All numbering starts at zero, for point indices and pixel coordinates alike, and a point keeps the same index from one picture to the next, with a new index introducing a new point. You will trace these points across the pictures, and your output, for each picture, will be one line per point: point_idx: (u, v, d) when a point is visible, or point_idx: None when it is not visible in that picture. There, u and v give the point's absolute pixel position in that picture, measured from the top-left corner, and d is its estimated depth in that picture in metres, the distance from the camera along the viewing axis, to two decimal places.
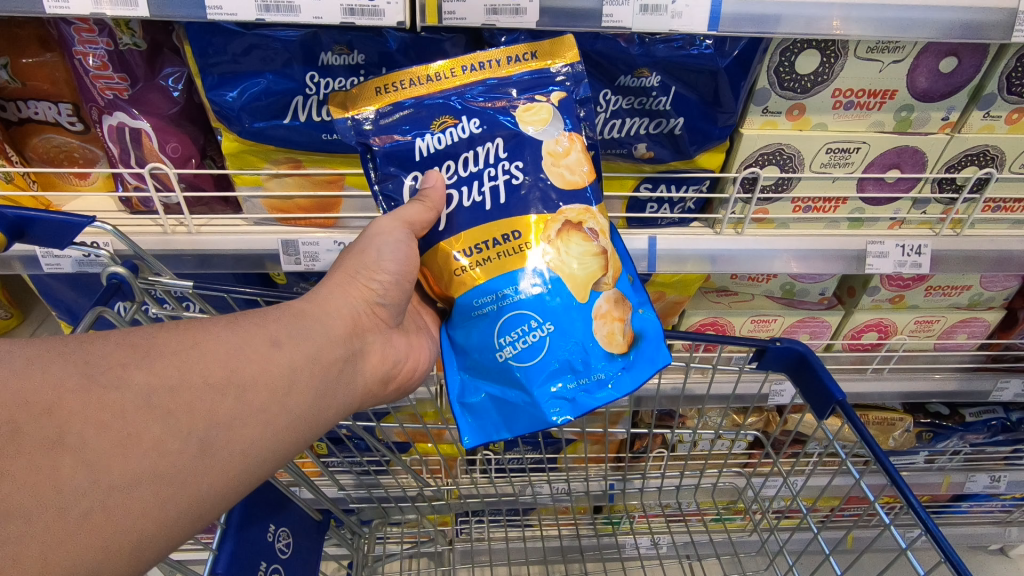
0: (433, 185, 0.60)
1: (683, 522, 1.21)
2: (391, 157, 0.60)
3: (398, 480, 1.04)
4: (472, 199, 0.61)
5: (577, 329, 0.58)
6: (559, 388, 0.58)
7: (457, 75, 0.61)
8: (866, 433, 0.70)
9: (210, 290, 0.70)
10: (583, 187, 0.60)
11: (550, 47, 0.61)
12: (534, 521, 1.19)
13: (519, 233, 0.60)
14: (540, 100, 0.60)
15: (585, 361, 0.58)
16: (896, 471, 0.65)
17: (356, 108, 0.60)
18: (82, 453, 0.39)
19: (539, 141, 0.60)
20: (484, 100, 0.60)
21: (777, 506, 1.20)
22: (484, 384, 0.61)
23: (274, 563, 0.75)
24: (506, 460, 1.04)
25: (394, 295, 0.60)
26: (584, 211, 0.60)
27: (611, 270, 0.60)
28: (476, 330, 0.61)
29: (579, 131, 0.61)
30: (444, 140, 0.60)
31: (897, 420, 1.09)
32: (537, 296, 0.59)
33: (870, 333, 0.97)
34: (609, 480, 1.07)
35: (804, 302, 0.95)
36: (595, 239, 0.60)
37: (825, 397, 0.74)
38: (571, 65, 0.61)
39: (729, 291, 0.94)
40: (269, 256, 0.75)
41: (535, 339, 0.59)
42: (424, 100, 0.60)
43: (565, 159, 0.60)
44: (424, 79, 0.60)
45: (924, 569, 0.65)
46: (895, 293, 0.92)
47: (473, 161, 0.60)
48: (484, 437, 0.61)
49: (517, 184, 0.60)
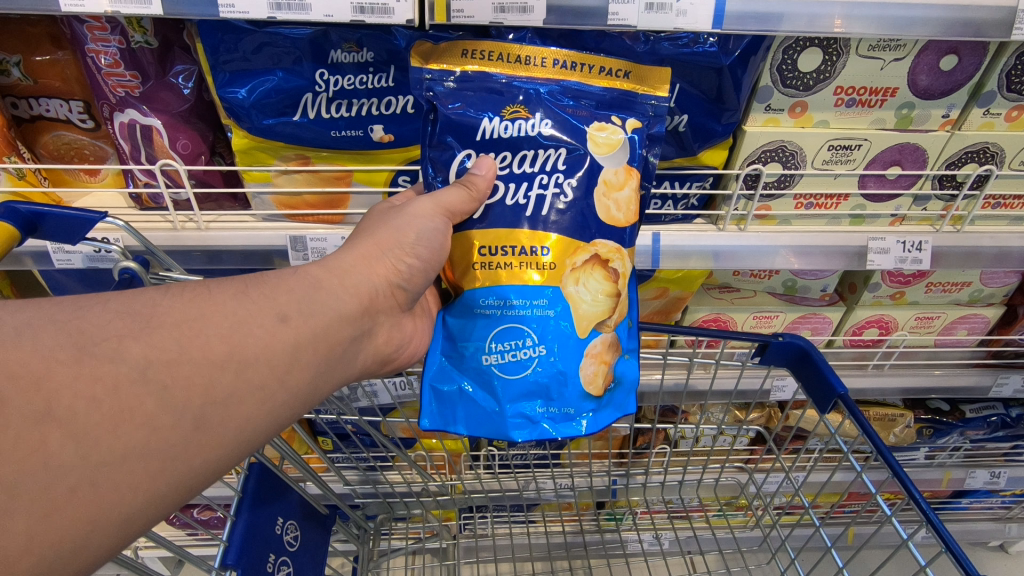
0: (484, 172, 0.59)
1: (685, 518, 1.22)
2: (450, 126, 0.60)
3: (403, 475, 1.05)
4: (515, 199, 0.61)
5: (565, 359, 0.60)
6: (528, 408, 0.61)
7: (542, 66, 0.62)
8: (868, 427, 0.70)
9: None
10: (623, 227, 0.61)
11: (637, 74, 0.63)
12: (537, 517, 1.20)
13: (552, 244, 0.60)
14: (614, 124, 0.61)
15: (561, 393, 0.60)
16: (898, 464, 0.66)
17: (433, 65, 0.61)
18: (70, 425, 0.38)
19: (600, 162, 0.61)
20: (559, 104, 0.61)
21: (779, 502, 1.21)
22: (461, 376, 0.63)
23: (282, 555, 0.76)
24: (510, 456, 1.05)
25: (417, 279, 0.59)
26: (615, 250, 0.61)
27: (616, 314, 0.62)
28: (473, 327, 0.62)
29: (637, 168, 0.62)
30: (511, 129, 0.60)
31: (898, 416, 1.10)
32: (540, 316, 0.60)
33: (871, 329, 0.98)
34: (612, 476, 1.08)
35: (806, 299, 0.96)
36: (615, 280, 0.61)
37: (826, 392, 0.75)
38: (657, 99, 0.63)
39: (730, 287, 0.95)
40: (277, 252, 0.75)
41: (524, 357, 0.60)
42: (501, 87, 0.61)
43: (617, 192, 0.61)
44: (511, 61, 0.61)
45: (925, 559, 0.65)
46: (896, 289, 0.93)
47: (530, 161, 0.60)
48: (444, 424, 0.63)
49: (562, 203, 0.60)
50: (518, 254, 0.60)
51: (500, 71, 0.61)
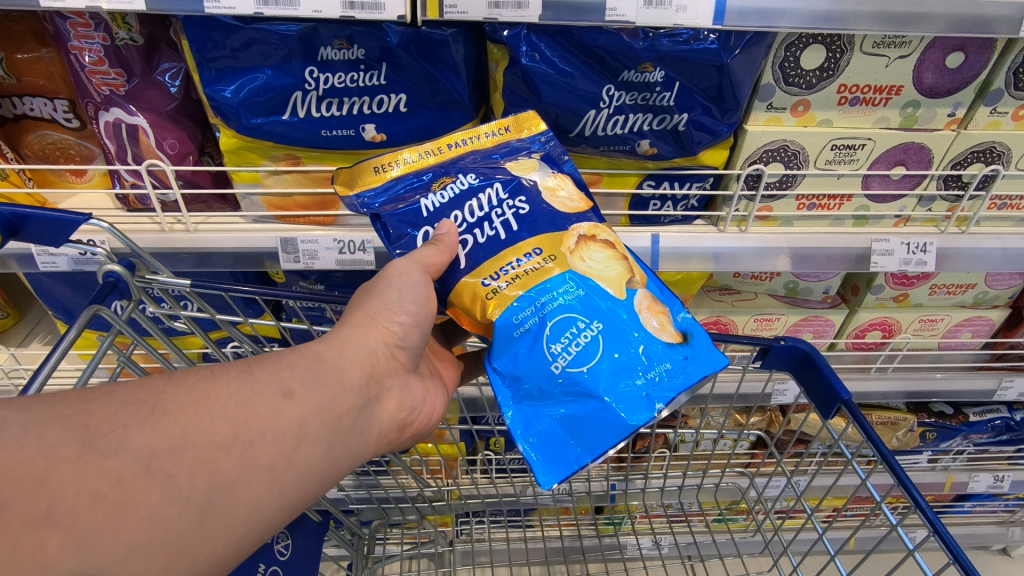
0: (446, 230, 0.58)
1: (684, 522, 1.20)
2: (399, 218, 0.60)
3: (398, 480, 1.03)
4: (487, 234, 0.60)
5: (630, 324, 0.55)
6: (633, 385, 0.54)
7: (445, 150, 0.62)
8: (871, 432, 0.69)
9: (209, 289, 0.70)
10: (586, 211, 0.62)
11: (515, 122, 0.64)
12: (535, 522, 1.18)
13: (538, 246, 0.59)
14: (524, 155, 0.63)
15: (650, 351, 0.54)
16: (902, 471, 0.64)
17: (361, 184, 0.60)
18: (72, 529, 0.36)
19: (536, 186, 0.61)
20: (479, 163, 0.62)
21: (780, 506, 1.19)
22: (548, 408, 0.56)
23: (271, 563, 0.76)
24: (507, 459, 1.03)
25: (415, 337, 0.57)
26: (594, 227, 0.60)
27: (637, 272, 0.59)
28: (522, 350, 0.56)
29: (565, 172, 0.64)
30: (447, 195, 0.60)
31: (901, 419, 1.09)
32: (577, 299, 0.56)
33: (874, 332, 0.96)
34: (611, 480, 1.06)
35: (808, 301, 0.94)
36: (614, 247, 0.59)
37: (830, 396, 0.73)
38: (543, 133, 0.64)
39: (732, 290, 0.94)
40: (268, 254, 0.74)
41: (588, 340, 0.55)
42: (411, 176, 0.61)
43: (561, 194, 0.62)
44: (417, 155, 0.62)
45: (931, 569, 0.63)
46: (900, 291, 0.92)
47: (479, 207, 0.60)
48: (568, 469, 0.54)
49: (526, 213, 0.60)
50: (512, 279, 0.58)
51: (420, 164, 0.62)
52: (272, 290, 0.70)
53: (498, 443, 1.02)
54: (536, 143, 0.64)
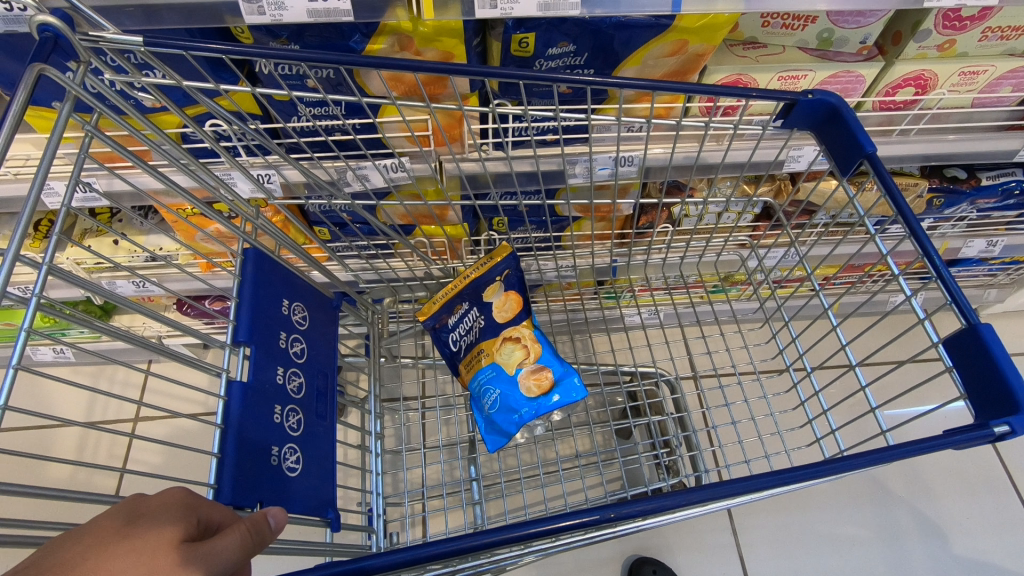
0: (437, 318, 0.99)
1: (682, 293, 1.26)
2: (436, 334, 1.00)
3: (405, 260, 1.04)
4: (467, 320, 1.00)
5: (513, 388, 0.95)
6: (518, 418, 0.93)
7: (462, 277, 0.98)
8: (893, 187, 0.68)
9: (165, 48, 0.60)
10: (512, 317, 1.00)
11: (492, 254, 0.98)
12: (540, 298, 1.23)
13: (497, 322, 1.00)
14: (494, 281, 0.99)
15: (537, 403, 0.93)
16: (919, 227, 0.65)
17: (433, 299, 0.98)
18: None
19: (494, 304, 1.00)
20: (470, 289, 0.99)
21: (776, 276, 1.23)
22: (492, 415, 0.95)
23: (293, 334, 0.78)
24: (512, 239, 1.03)
25: (118, 526, 0.43)
26: (515, 327, 0.99)
27: (531, 354, 0.97)
28: (485, 394, 0.96)
29: (510, 290, 1.00)
30: (458, 319, 1.00)
31: (913, 185, 1.05)
32: (501, 372, 0.96)
33: (907, 90, 0.88)
34: (614, 256, 1.07)
35: (841, 54, 0.84)
36: (519, 339, 0.98)
37: (852, 152, 0.70)
38: (510, 259, 0.99)
39: (757, 43, 0.84)
40: (226, 7, 0.63)
41: (493, 396, 0.95)
42: (448, 303, 0.99)
43: (502, 306, 1.00)
44: (446, 288, 0.98)
45: (926, 314, 0.66)
46: (947, 38, 0.81)
47: (464, 310, 1.00)
48: (499, 441, 0.95)
49: (482, 322, 1.00)
50: (485, 358, 0.98)
51: (454, 286, 0.98)
52: (238, 44, 0.60)
53: (502, 224, 1.01)
54: (499, 270, 0.99)
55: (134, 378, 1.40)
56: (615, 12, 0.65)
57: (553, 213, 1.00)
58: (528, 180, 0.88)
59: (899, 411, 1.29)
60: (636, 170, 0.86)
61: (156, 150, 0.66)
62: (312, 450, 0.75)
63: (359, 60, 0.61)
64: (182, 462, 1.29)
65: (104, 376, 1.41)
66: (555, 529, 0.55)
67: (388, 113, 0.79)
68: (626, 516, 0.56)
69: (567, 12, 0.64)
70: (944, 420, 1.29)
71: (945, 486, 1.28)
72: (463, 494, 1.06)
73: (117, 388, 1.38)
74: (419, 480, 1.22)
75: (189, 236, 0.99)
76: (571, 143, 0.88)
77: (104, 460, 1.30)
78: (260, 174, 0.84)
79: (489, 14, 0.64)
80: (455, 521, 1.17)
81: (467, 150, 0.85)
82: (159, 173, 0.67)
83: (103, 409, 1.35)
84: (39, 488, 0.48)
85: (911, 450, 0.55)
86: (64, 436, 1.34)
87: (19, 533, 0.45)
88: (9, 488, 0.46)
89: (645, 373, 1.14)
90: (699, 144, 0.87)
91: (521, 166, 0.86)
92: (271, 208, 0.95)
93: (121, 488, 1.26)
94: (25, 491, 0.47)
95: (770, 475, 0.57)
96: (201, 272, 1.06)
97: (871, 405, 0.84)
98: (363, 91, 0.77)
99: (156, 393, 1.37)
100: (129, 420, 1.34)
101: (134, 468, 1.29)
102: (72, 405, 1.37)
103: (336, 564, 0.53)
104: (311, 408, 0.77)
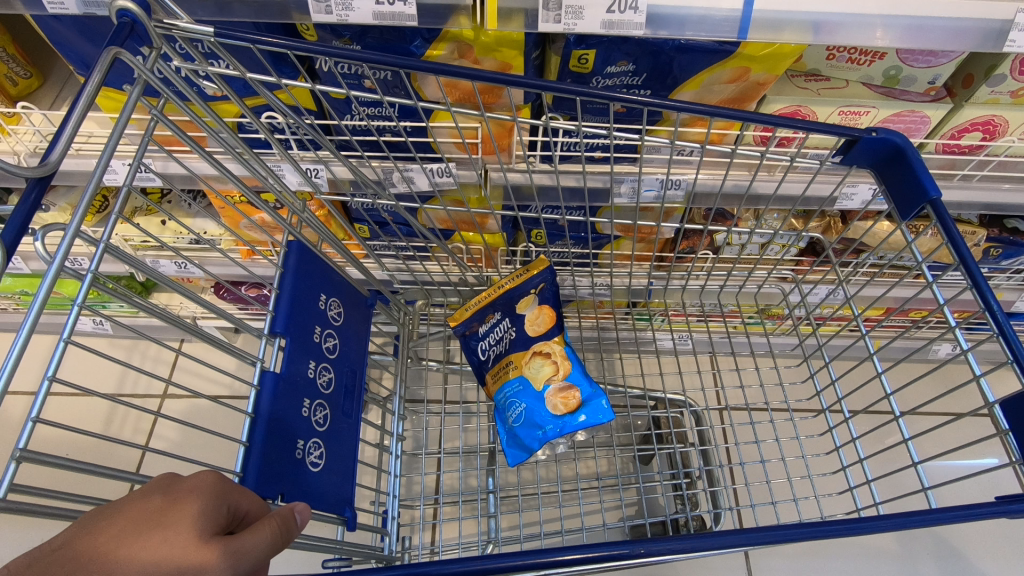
0: (467, 326, 1.01)
1: (716, 322, 1.23)
2: (466, 342, 1.02)
3: (441, 265, 1.05)
4: (499, 330, 1.00)
5: (539, 405, 0.94)
6: (541, 435, 0.92)
7: (496, 287, 0.98)
8: (957, 235, 0.65)
9: (234, 41, 0.60)
10: (545, 332, 0.98)
11: (530, 265, 0.98)
12: (571, 314, 1.22)
13: (528, 335, 0.99)
14: (528, 293, 0.99)
15: (562, 422, 0.92)
16: (981, 278, 0.62)
17: (465, 307, 0.99)
18: None
19: (526, 316, 0.99)
20: (504, 299, 0.99)
21: (819, 313, 1.20)
22: (515, 429, 0.95)
23: (327, 329, 0.78)
24: (550, 253, 1.02)
25: (153, 506, 0.43)
26: (546, 343, 0.98)
27: (561, 371, 0.96)
28: (509, 407, 0.96)
29: (545, 304, 0.98)
30: (490, 329, 1.00)
31: (971, 234, 1.01)
32: (527, 387, 0.95)
33: (973, 134, 0.85)
34: (651, 279, 1.05)
35: (906, 93, 0.82)
36: (549, 357, 0.97)
37: (914, 195, 0.67)
38: (547, 273, 0.98)
39: (820, 75, 0.82)
40: (295, 4, 0.63)
41: (517, 410, 0.95)
42: (480, 312, 0.99)
43: (535, 320, 0.98)
44: (478, 297, 0.98)
45: (983, 370, 0.63)
46: (1021, 85, 0.78)
47: (495, 321, 1.00)
48: (520, 456, 0.94)
49: (513, 335, 0.99)
50: (512, 369, 0.98)
51: (488, 295, 0.99)
52: (303, 42, 0.60)
53: (541, 237, 1.00)
54: (535, 282, 0.98)
55: (165, 355, 1.43)
56: (680, 34, 0.64)
57: (594, 231, 0.99)
58: (573, 196, 0.87)
59: (935, 465, 1.24)
60: (683, 194, 0.85)
61: (214, 137, 0.67)
62: (335, 447, 0.75)
63: (418, 64, 0.61)
64: (202, 443, 1.31)
65: (137, 350, 1.44)
66: (594, 558, 0.56)
67: (441, 118, 0.80)
68: (656, 552, 0.55)
69: (631, 32, 0.63)
70: (984, 482, 1.23)
71: (980, 548, 1.22)
72: (478, 505, 1.05)
73: (149, 363, 1.42)
74: (434, 485, 1.21)
75: (235, 222, 1.01)
76: (620, 162, 0.87)
77: (129, 434, 1.33)
78: (309, 168, 0.85)
79: (553, 28, 0.63)
80: (467, 532, 1.16)
81: (515, 161, 0.85)
82: (214, 160, 0.68)
83: (132, 384, 1.39)
84: (76, 461, 0.49)
85: (961, 514, 0.52)
86: (93, 406, 1.37)
87: (53, 504, 0.46)
88: (47, 459, 0.46)
89: (672, 400, 1.12)
90: (750, 173, 0.85)
91: (567, 182, 0.85)
92: (316, 202, 0.96)
93: (142, 464, 1.28)
94: (62, 463, 0.47)
95: (803, 527, 0.54)
96: (242, 258, 1.08)
97: (912, 460, 0.80)
98: (418, 95, 0.77)
99: (185, 372, 1.39)
100: (156, 396, 1.37)
101: (156, 446, 1.32)
102: (104, 376, 1.40)
103: (393, 566, 0.55)
104: (338, 404, 0.77)
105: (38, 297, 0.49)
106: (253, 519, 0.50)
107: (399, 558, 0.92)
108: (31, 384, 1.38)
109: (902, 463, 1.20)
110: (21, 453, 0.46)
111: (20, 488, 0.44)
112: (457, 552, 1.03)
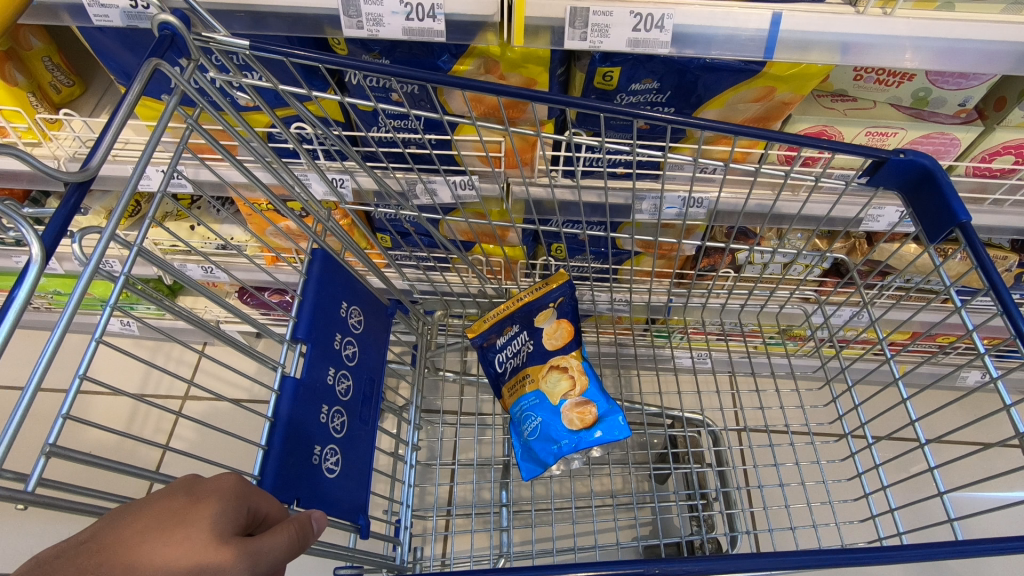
0: (484, 339, 1.00)
1: (737, 341, 1.22)
2: (483, 354, 1.01)
3: (461, 276, 1.05)
4: (517, 343, 1.00)
5: (555, 419, 0.93)
6: (556, 450, 0.92)
7: (515, 300, 0.99)
8: (985, 259, 0.64)
9: (268, 53, 0.62)
10: (563, 346, 0.98)
11: (549, 279, 0.98)
12: (590, 329, 1.21)
13: (547, 348, 0.99)
14: (547, 307, 0.99)
15: (578, 437, 0.92)
16: (1012, 304, 0.61)
17: (485, 319, 0.99)
18: None
19: (544, 329, 0.99)
20: (523, 313, 0.99)
21: (843, 335, 1.17)
22: (530, 443, 0.95)
23: (347, 336, 0.79)
24: (569, 267, 1.02)
25: (177, 503, 0.44)
26: (564, 357, 0.98)
27: (578, 387, 0.95)
28: (525, 420, 0.96)
29: (565, 318, 0.99)
30: (508, 342, 1.00)
31: (1003, 258, 0.99)
32: (543, 401, 0.95)
33: (1006, 158, 0.83)
34: (671, 296, 1.05)
35: (936, 115, 0.80)
36: (567, 372, 0.96)
37: (943, 217, 0.66)
38: (567, 287, 0.98)
39: (847, 96, 0.81)
40: (328, 19, 0.65)
41: (532, 424, 0.94)
42: (498, 325, 1.00)
43: (553, 334, 0.99)
44: (497, 309, 0.98)
45: (1012, 397, 0.62)
46: None
47: (513, 334, 1.00)
48: (534, 471, 0.94)
49: (531, 348, 0.99)
50: (529, 382, 0.98)
51: (507, 308, 0.99)
52: (335, 55, 0.62)
53: (562, 251, 1.00)
54: (554, 295, 0.99)
55: (188, 357, 1.46)
56: (706, 53, 0.64)
57: (614, 246, 0.99)
58: (595, 211, 0.88)
59: (963, 496, 1.20)
60: (705, 212, 0.85)
61: (245, 146, 0.69)
62: (351, 455, 0.76)
63: (445, 79, 0.61)
64: (220, 445, 1.33)
65: (162, 351, 1.47)
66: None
67: (466, 131, 0.81)
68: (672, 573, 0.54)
69: (656, 50, 0.64)
70: (1015, 515, 1.18)
71: None
72: (491, 518, 1.04)
73: (172, 364, 1.45)
74: (447, 496, 1.21)
75: (261, 229, 1.03)
76: (642, 178, 0.87)
77: (150, 434, 1.36)
78: (335, 177, 0.87)
79: (578, 46, 0.64)
80: (478, 545, 1.16)
81: (537, 175, 0.85)
82: (244, 168, 0.69)
83: (156, 384, 1.41)
84: (101, 458, 0.50)
85: (991, 548, 0.50)
86: (117, 405, 1.40)
87: (80, 499, 0.47)
88: (74, 454, 0.47)
89: (690, 419, 1.10)
90: (774, 192, 0.84)
91: (589, 197, 0.86)
92: (341, 211, 0.98)
93: (162, 464, 1.31)
94: (89, 459, 0.48)
95: (821, 553, 0.53)
96: (266, 264, 1.10)
97: (938, 488, 0.78)
98: (444, 109, 0.79)
99: (206, 374, 1.42)
100: (178, 397, 1.39)
101: (176, 446, 1.34)
102: (129, 376, 1.44)
103: None
104: (356, 411, 0.78)
105: (74, 297, 0.51)
106: (272, 523, 0.51)
107: (411, 567, 0.92)
108: (60, 381, 1.41)
109: (927, 492, 1.16)
110: (51, 448, 0.47)
111: (49, 482, 0.45)
112: (468, 565, 1.03)
